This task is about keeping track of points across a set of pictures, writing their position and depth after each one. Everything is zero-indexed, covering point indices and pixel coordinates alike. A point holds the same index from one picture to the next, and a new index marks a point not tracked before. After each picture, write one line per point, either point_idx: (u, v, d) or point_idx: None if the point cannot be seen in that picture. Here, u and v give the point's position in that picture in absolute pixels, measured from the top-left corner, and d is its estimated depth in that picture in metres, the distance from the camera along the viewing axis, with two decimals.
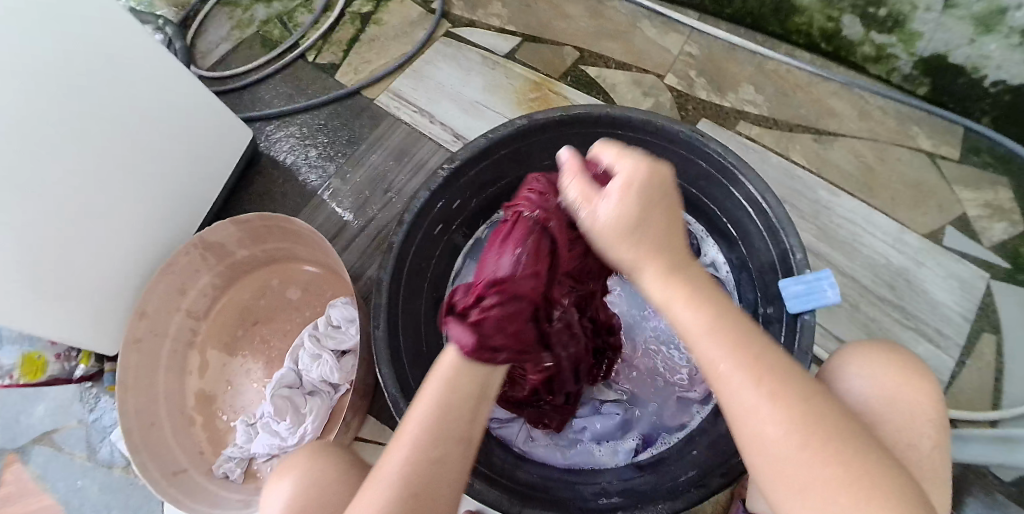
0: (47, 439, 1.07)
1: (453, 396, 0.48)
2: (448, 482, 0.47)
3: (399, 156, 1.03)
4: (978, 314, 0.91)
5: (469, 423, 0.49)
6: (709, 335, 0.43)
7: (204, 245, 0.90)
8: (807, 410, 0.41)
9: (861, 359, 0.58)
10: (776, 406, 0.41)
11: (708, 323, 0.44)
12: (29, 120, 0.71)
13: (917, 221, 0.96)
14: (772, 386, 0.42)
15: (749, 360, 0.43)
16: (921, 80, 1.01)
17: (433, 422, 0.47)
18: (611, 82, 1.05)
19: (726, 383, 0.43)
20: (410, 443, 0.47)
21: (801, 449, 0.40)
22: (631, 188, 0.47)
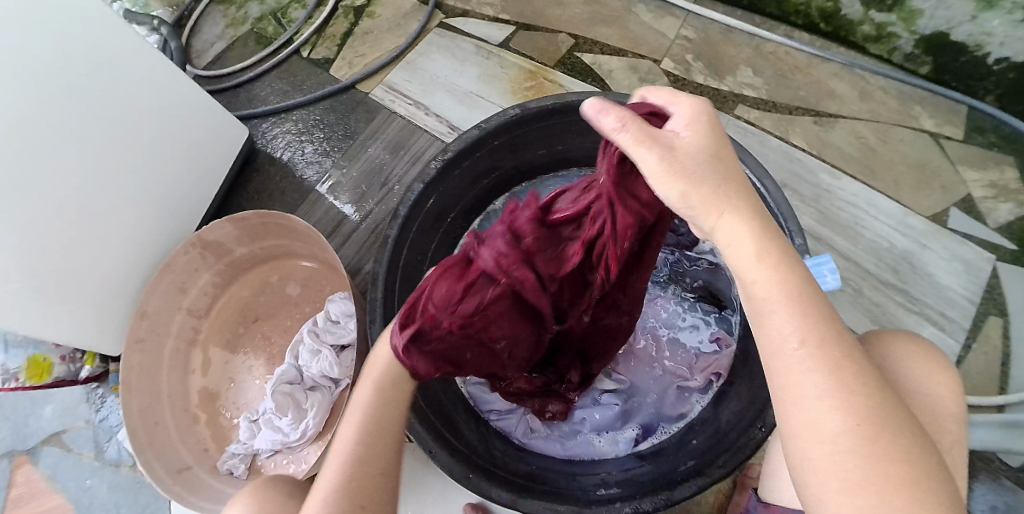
0: (56, 440, 1.08)
1: (385, 398, 0.51)
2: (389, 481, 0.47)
3: (396, 149, 1.02)
4: (984, 297, 0.90)
5: (402, 424, 0.51)
6: (788, 309, 0.40)
7: (202, 244, 0.90)
8: (879, 403, 0.39)
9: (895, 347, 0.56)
10: (844, 398, 0.38)
11: (794, 300, 0.40)
12: (30, 120, 0.71)
13: (920, 203, 0.95)
14: (845, 376, 0.39)
15: (822, 344, 0.39)
16: (923, 59, 0.99)
17: (367, 423, 0.49)
18: (606, 68, 1.04)
19: (793, 367, 0.40)
20: (347, 444, 0.48)
21: (865, 443, 0.38)
22: (703, 118, 0.46)
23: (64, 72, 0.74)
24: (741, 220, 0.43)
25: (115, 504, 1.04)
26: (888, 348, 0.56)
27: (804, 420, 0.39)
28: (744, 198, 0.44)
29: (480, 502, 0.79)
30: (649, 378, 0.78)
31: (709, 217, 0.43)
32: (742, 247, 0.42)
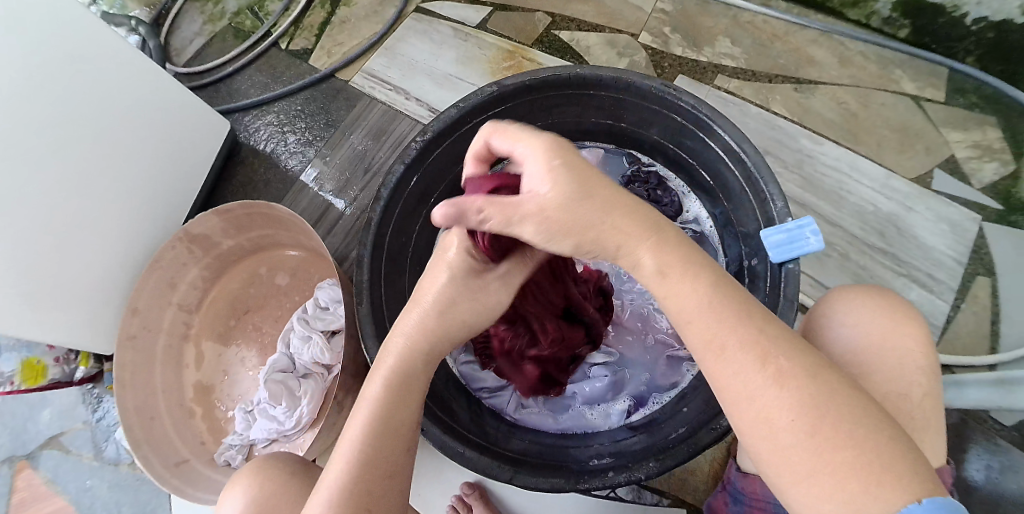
0: (54, 442, 1.08)
1: (387, 411, 0.51)
2: (397, 493, 0.50)
3: (378, 136, 1.02)
4: (971, 257, 0.90)
5: (408, 424, 0.52)
6: (705, 317, 0.44)
7: (189, 238, 0.89)
8: (817, 390, 0.40)
9: (844, 308, 0.58)
10: (782, 389, 0.41)
11: (709, 308, 0.44)
12: (25, 114, 0.72)
13: (904, 166, 0.96)
14: (778, 367, 0.41)
15: (756, 342, 0.42)
16: (901, 23, 0.99)
17: (371, 437, 0.50)
18: (585, 45, 1.03)
19: (730, 367, 0.42)
20: (349, 462, 0.49)
21: (807, 430, 0.39)
22: (550, 152, 0.46)
23: (43, 69, 0.74)
24: (649, 245, 0.46)
25: (117, 503, 1.04)
26: (839, 308, 0.59)
27: (755, 418, 0.41)
28: (640, 223, 0.47)
29: (477, 482, 0.80)
30: (638, 349, 0.79)
31: (610, 249, 0.47)
32: (645, 264, 0.47)
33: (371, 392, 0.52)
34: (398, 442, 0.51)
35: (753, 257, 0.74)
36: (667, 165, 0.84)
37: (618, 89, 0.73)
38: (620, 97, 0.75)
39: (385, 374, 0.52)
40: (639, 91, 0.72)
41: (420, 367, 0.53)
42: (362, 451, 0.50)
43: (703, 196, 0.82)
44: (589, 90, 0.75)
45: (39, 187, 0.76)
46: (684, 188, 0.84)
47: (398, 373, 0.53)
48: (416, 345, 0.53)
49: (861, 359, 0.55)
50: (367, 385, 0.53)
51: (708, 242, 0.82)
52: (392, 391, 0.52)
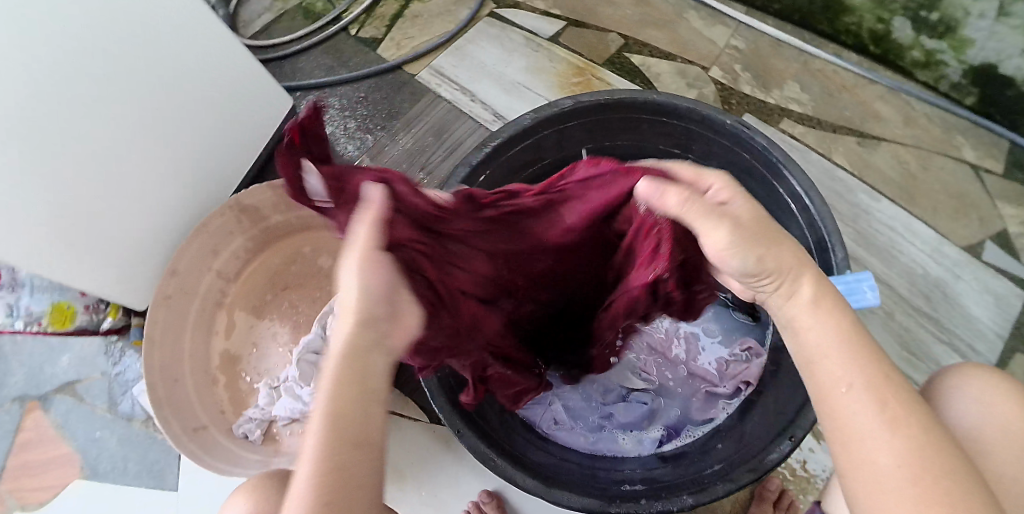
0: (69, 389, 1.08)
1: (341, 412, 0.38)
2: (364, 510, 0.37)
3: (438, 134, 1.02)
4: (1013, 333, 0.89)
5: (363, 431, 0.39)
6: (836, 356, 0.43)
7: (239, 207, 0.91)
8: (924, 442, 0.40)
9: (972, 383, 0.57)
10: (894, 434, 0.40)
11: (841, 345, 0.43)
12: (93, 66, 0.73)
13: (957, 233, 0.94)
14: (892, 414, 0.41)
15: (877, 385, 0.42)
16: (969, 90, 0.97)
17: (325, 448, 0.37)
18: (655, 71, 1.03)
19: (846, 409, 0.41)
20: (303, 482, 0.37)
21: (911, 477, 0.39)
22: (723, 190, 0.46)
23: (87, 45, 0.71)
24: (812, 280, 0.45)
25: (124, 457, 1.04)
26: (982, 384, 0.56)
27: (863, 458, 0.40)
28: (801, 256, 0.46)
29: (495, 490, 0.80)
30: (677, 380, 0.79)
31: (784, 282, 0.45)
32: (801, 293, 0.45)
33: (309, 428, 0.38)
34: (354, 489, 0.37)
35: None
36: None
37: (691, 121, 0.75)
38: (691, 128, 0.75)
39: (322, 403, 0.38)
40: (712, 124, 0.73)
41: (342, 393, 0.39)
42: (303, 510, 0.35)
43: None
44: (662, 118, 0.76)
45: (81, 146, 0.75)
46: None
47: (332, 406, 0.38)
48: (351, 360, 0.40)
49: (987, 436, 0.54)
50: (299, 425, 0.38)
51: None
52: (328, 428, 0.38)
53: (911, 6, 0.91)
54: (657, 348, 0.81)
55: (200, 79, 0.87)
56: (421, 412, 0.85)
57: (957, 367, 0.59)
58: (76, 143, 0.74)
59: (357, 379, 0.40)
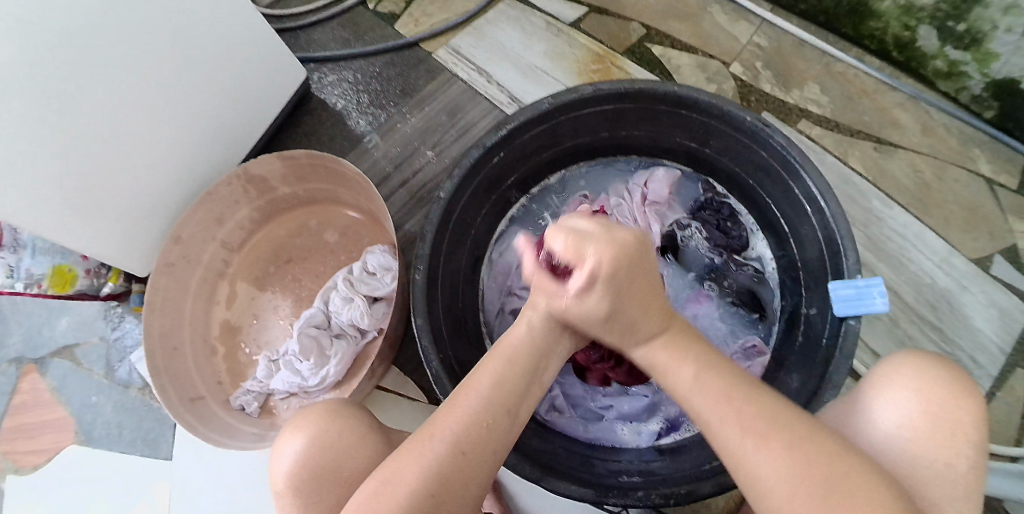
0: (67, 352, 1.08)
1: (510, 372, 0.53)
2: (490, 454, 0.49)
3: (452, 113, 1.02)
4: (1015, 348, 0.88)
5: (518, 400, 0.52)
6: (697, 391, 0.49)
7: (247, 178, 0.89)
8: (800, 454, 0.44)
9: (893, 373, 0.55)
10: (766, 452, 0.44)
11: (700, 382, 0.49)
12: (106, 28, 0.72)
13: (967, 245, 0.93)
14: (760, 434, 0.45)
15: (736, 410, 0.47)
16: (989, 103, 0.95)
17: (490, 392, 0.51)
18: (675, 64, 1.03)
19: (718, 436, 0.47)
20: (464, 408, 0.50)
21: (793, 489, 0.43)
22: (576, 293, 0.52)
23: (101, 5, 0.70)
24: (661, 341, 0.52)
25: (119, 424, 1.03)
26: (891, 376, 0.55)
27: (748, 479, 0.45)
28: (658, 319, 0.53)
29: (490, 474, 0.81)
30: None
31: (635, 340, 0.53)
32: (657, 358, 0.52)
33: (476, 383, 0.51)
34: (488, 446, 0.49)
35: (811, 306, 0.73)
36: (740, 198, 0.84)
37: (710, 115, 0.73)
38: (710, 122, 0.74)
39: (493, 370, 0.52)
40: (732, 120, 0.71)
41: (511, 369, 0.53)
42: (453, 436, 0.48)
43: (771, 237, 0.81)
44: (681, 110, 0.74)
45: (90, 108, 0.74)
46: (753, 225, 0.84)
47: (500, 376, 0.52)
48: (528, 345, 0.55)
49: (918, 425, 0.52)
50: (474, 373, 0.53)
51: (768, 284, 0.82)
52: (492, 389, 0.51)
53: (939, 14, 0.90)
54: None
55: (211, 54, 0.86)
56: (419, 392, 0.85)
57: (879, 363, 0.57)
58: (83, 105, 0.73)
59: (526, 364, 0.54)
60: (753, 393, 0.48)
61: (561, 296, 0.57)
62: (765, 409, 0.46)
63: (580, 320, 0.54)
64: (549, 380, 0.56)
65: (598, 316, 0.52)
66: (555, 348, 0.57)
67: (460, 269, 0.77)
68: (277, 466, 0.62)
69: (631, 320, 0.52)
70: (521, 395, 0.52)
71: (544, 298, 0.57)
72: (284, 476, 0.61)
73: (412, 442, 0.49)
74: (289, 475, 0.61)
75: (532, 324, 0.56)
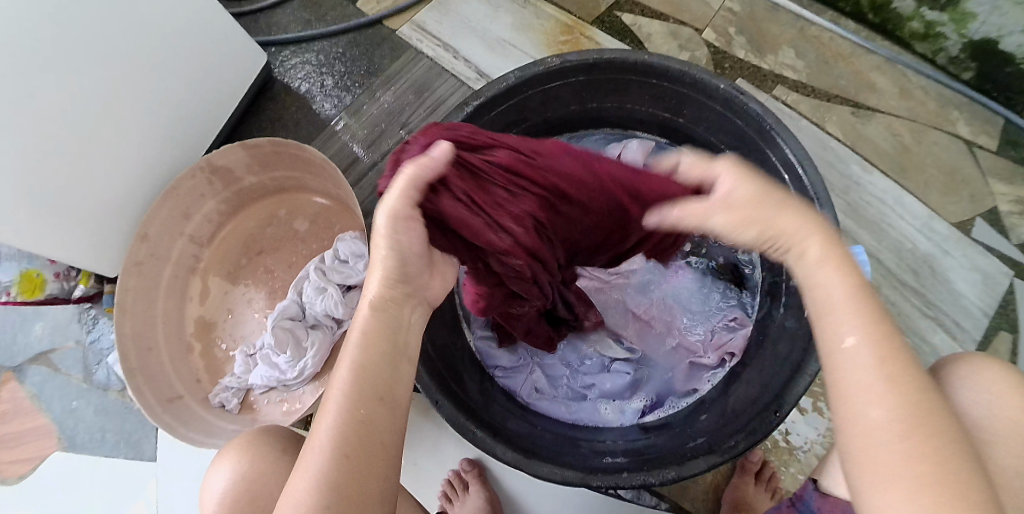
0: (44, 359, 1.04)
1: (375, 351, 0.45)
2: (379, 444, 0.43)
3: (419, 92, 0.99)
4: (997, 311, 0.88)
5: (390, 377, 0.45)
6: (844, 311, 0.40)
7: (211, 168, 0.87)
8: (924, 400, 0.38)
9: (987, 373, 0.51)
10: (888, 390, 0.38)
11: (843, 301, 0.41)
12: (54, 23, 0.69)
13: (948, 209, 0.92)
14: (890, 371, 0.38)
15: (880, 341, 0.39)
16: (967, 64, 0.94)
17: (356, 381, 0.43)
18: (646, 32, 1.01)
19: (848, 362, 0.39)
20: (335, 407, 0.43)
21: (902, 429, 0.36)
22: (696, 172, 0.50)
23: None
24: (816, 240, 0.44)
25: (101, 428, 1.01)
26: (990, 377, 0.51)
27: (857, 423, 0.38)
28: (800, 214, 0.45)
29: (476, 460, 0.84)
30: (661, 351, 0.79)
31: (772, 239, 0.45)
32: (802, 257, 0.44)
33: (338, 379, 0.44)
34: (376, 440, 0.43)
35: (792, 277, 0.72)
36: None
37: (682, 84, 0.71)
38: (682, 91, 0.73)
39: (350, 360, 0.44)
40: (705, 88, 0.70)
41: (368, 350, 0.45)
42: (332, 440, 0.42)
43: None
44: (651, 79, 0.73)
45: (46, 106, 0.71)
46: None
47: (364, 359, 0.44)
48: (379, 321, 0.46)
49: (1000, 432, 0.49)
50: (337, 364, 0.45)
51: None
52: (357, 376, 0.43)
53: None
54: (641, 314, 0.80)
55: (167, 46, 0.83)
56: None
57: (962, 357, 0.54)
58: (38, 106, 0.70)
59: (389, 337, 0.46)
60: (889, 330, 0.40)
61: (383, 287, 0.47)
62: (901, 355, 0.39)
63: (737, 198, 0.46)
64: (416, 349, 0.48)
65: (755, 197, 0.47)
66: (404, 316, 0.48)
67: None
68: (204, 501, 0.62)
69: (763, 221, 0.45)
70: (389, 374, 0.45)
71: (374, 278, 0.47)
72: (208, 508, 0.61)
73: (295, 463, 0.43)
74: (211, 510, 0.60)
75: (373, 301, 0.47)
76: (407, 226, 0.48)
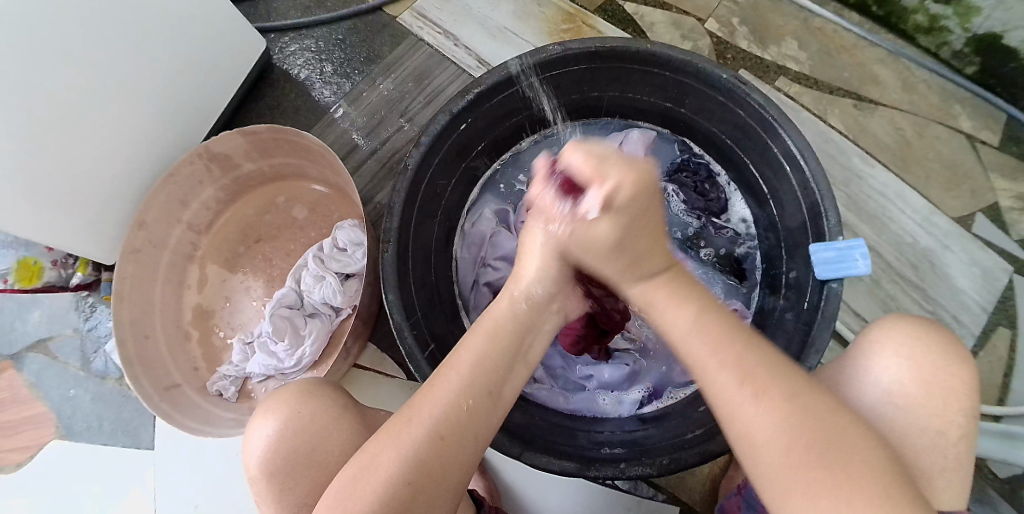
0: (42, 347, 1.04)
1: (493, 349, 0.49)
2: (473, 434, 0.46)
3: (419, 80, 0.99)
4: (996, 307, 0.88)
5: (502, 380, 0.48)
6: (698, 335, 0.45)
7: (209, 155, 0.86)
8: (803, 412, 0.41)
9: (887, 340, 0.54)
10: (759, 405, 0.41)
11: (698, 327, 0.45)
12: (51, 8, 0.68)
13: (948, 204, 0.92)
14: (755, 387, 0.42)
15: (738, 361, 0.43)
16: (970, 59, 0.94)
17: (471, 373, 0.47)
18: (649, 21, 1.00)
19: (713, 385, 0.43)
20: (443, 393, 0.47)
21: (789, 441, 0.40)
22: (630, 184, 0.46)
23: None
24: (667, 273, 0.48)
25: (98, 416, 1.01)
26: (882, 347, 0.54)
27: (740, 433, 0.42)
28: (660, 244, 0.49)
29: None
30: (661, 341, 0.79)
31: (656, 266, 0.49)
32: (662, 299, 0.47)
33: (455, 367, 0.48)
34: (472, 430, 0.46)
35: (793, 270, 0.71)
36: (716, 156, 0.82)
37: (685, 73, 0.71)
38: (684, 80, 0.72)
39: (473, 348, 0.48)
40: (708, 79, 0.69)
41: (492, 349, 0.49)
42: (431, 421, 0.45)
43: (749, 197, 0.80)
44: (654, 68, 0.72)
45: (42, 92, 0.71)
46: (730, 184, 0.83)
47: (482, 357, 0.48)
48: (514, 319, 0.50)
49: (910, 398, 0.52)
50: (454, 353, 0.49)
51: (747, 244, 0.82)
52: (474, 369, 0.47)
53: None
54: None
55: (164, 31, 0.82)
56: (396, 369, 0.85)
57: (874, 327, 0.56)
58: (35, 91, 0.70)
59: (510, 338, 0.50)
60: (749, 345, 0.44)
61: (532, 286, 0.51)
62: (765, 356, 0.43)
63: (581, 250, 0.49)
64: (536, 354, 0.52)
65: (602, 246, 0.47)
66: (539, 321, 0.52)
67: (431, 241, 0.75)
68: (250, 452, 0.61)
69: (636, 255, 0.48)
70: (504, 374, 0.48)
71: (524, 278, 0.52)
72: (257, 462, 0.60)
73: (387, 431, 0.47)
74: (262, 460, 0.60)
75: (512, 300, 0.51)
76: None
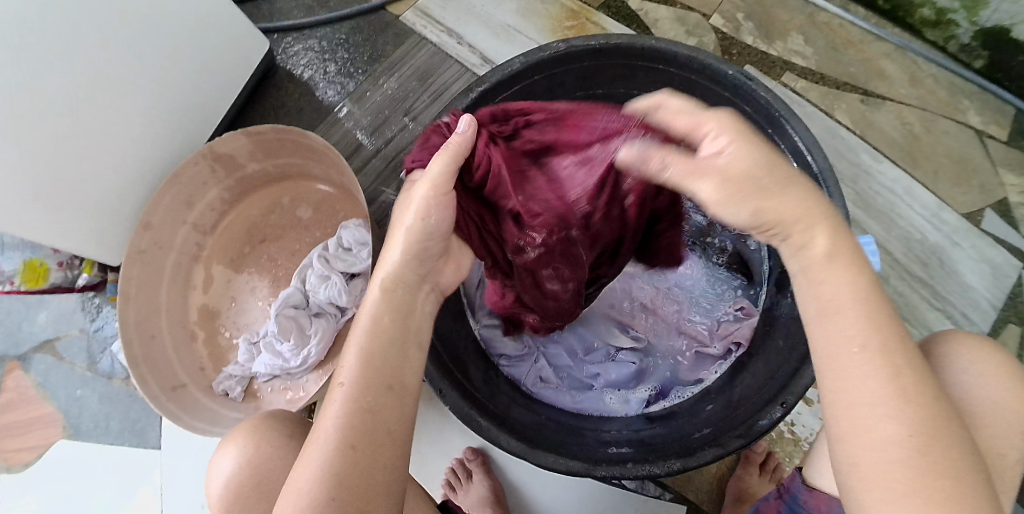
0: (48, 347, 1.04)
1: (376, 340, 0.46)
2: (385, 431, 0.43)
3: (422, 79, 0.99)
4: (1006, 304, 0.87)
5: (393, 370, 0.45)
6: (846, 314, 0.40)
7: (213, 156, 0.86)
8: (933, 413, 0.38)
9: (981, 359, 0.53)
10: (898, 402, 0.38)
11: (846, 303, 0.41)
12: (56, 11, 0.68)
13: (958, 199, 0.91)
14: (903, 384, 0.38)
15: (881, 348, 0.39)
16: (978, 53, 0.93)
17: (360, 372, 0.44)
18: (653, 17, 0.99)
19: (848, 365, 0.39)
20: (337, 402, 0.43)
21: (911, 444, 0.37)
22: None
23: None
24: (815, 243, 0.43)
25: (106, 416, 1.01)
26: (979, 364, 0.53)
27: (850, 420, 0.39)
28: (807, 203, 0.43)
29: (479, 448, 0.84)
30: (665, 342, 0.79)
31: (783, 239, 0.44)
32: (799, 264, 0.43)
33: (343, 374, 0.44)
34: (381, 429, 0.43)
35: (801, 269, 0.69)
36: None
37: (690, 70, 0.70)
38: (690, 77, 0.72)
39: (357, 347, 0.45)
40: (713, 74, 0.69)
41: (376, 342, 0.46)
42: (335, 430, 0.42)
43: None
44: (659, 65, 0.72)
45: (47, 96, 0.70)
46: None
47: (367, 353, 0.45)
48: (387, 307, 0.48)
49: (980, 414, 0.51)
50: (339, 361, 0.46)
51: None
52: (358, 368, 0.44)
53: None
54: (643, 304, 0.80)
55: (166, 32, 0.82)
56: None
57: (969, 340, 0.55)
58: (41, 94, 0.70)
59: (392, 326, 0.47)
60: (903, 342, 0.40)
61: (397, 270, 0.49)
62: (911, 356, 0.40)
63: None
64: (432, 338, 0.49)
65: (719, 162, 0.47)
66: (416, 302, 0.50)
67: None
68: (209, 488, 0.61)
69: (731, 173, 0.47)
70: (396, 363, 0.46)
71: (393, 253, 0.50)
72: (216, 500, 0.60)
73: (299, 457, 0.43)
74: (219, 501, 0.60)
75: (385, 290, 0.48)
76: (437, 211, 0.50)
